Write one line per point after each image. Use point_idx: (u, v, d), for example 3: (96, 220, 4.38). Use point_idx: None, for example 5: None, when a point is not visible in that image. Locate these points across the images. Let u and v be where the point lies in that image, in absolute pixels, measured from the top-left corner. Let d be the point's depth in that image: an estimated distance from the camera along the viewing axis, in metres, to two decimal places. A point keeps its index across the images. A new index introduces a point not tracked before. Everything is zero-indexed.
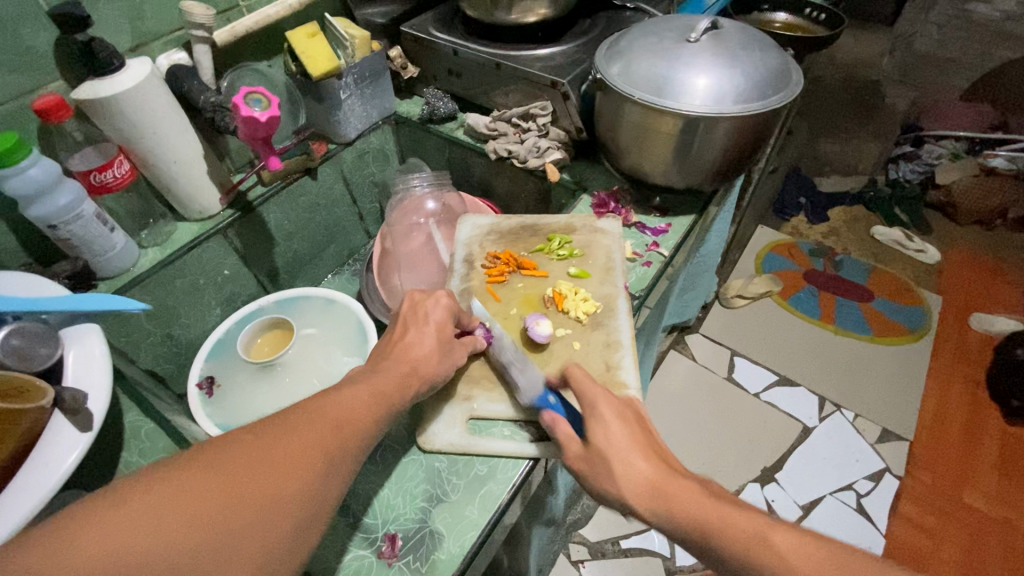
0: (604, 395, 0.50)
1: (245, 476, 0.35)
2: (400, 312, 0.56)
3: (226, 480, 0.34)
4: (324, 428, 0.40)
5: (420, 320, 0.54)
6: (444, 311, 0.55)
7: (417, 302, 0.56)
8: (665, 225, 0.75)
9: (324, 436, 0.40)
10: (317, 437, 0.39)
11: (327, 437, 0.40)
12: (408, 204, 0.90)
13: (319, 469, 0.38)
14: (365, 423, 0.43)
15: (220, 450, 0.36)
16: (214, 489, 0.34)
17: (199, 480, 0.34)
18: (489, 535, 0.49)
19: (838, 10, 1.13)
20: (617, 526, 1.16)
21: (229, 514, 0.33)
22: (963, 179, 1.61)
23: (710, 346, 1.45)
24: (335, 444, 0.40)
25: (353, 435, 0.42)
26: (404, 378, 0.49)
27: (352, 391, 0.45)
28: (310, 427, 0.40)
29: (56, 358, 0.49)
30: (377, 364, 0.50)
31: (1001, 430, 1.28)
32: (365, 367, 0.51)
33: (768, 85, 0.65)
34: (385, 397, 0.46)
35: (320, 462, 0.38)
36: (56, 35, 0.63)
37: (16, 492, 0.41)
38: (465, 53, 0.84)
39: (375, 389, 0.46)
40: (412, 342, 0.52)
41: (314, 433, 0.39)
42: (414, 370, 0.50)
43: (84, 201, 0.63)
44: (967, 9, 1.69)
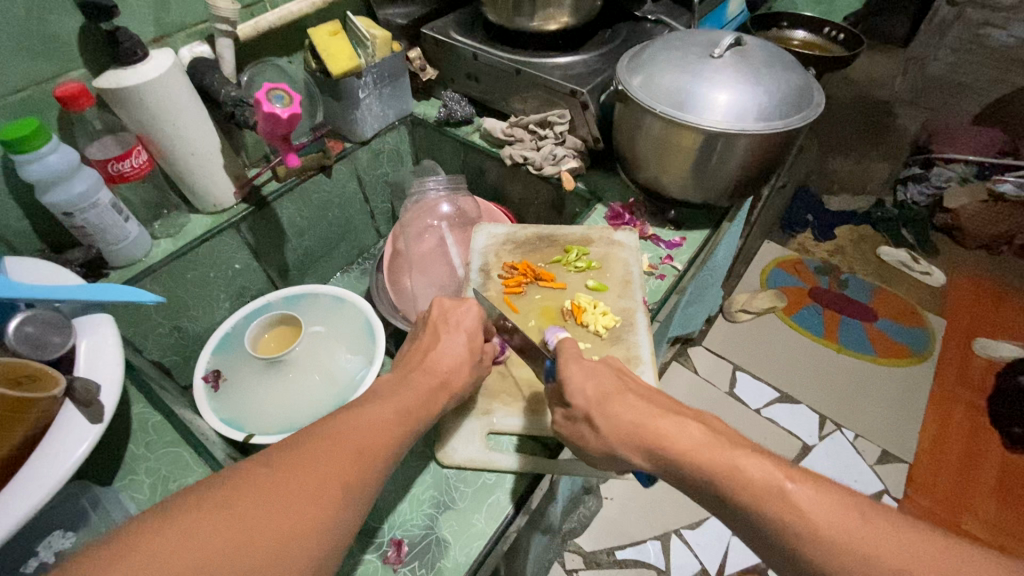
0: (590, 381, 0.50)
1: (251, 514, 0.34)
2: (430, 317, 0.56)
3: (232, 518, 0.34)
4: (346, 449, 0.40)
5: (451, 327, 0.55)
6: (475, 317, 0.56)
7: (448, 309, 0.56)
8: (679, 239, 0.75)
9: (345, 460, 0.39)
10: (336, 465, 0.39)
11: (349, 462, 0.39)
12: (422, 206, 0.89)
13: (340, 499, 0.37)
14: (391, 438, 0.43)
15: (230, 488, 0.36)
16: (220, 529, 0.33)
17: (216, 517, 0.33)
18: (496, 545, 0.49)
19: (857, 31, 1.13)
20: (613, 537, 1.15)
21: (240, 560, 0.32)
22: (971, 205, 1.62)
23: (712, 360, 1.45)
24: (356, 471, 0.39)
25: (374, 453, 0.41)
26: (433, 391, 0.49)
27: (377, 407, 0.45)
28: (328, 454, 0.39)
29: (69, 348, 0.49)
30: (406, 377, 0.50)
31: (1001, 457, 1.28)
32: (390, 380, 0.50)
33: (790, 103, 0.65)
34: (410, 415, 0.46)
35: (341, 493, 0.38)
36: (81, 22, 0.63)
37: (24, 481, 0.41)
38: (485, 57, 0.84)
39: (400, 407, 0.45)
40: (443, 349, 0.52)
41: (334, 460, 0.39)
42: (444, 386, 0.50)
43: (99, 189, 0.62)
44: (982, 33, 1.57)
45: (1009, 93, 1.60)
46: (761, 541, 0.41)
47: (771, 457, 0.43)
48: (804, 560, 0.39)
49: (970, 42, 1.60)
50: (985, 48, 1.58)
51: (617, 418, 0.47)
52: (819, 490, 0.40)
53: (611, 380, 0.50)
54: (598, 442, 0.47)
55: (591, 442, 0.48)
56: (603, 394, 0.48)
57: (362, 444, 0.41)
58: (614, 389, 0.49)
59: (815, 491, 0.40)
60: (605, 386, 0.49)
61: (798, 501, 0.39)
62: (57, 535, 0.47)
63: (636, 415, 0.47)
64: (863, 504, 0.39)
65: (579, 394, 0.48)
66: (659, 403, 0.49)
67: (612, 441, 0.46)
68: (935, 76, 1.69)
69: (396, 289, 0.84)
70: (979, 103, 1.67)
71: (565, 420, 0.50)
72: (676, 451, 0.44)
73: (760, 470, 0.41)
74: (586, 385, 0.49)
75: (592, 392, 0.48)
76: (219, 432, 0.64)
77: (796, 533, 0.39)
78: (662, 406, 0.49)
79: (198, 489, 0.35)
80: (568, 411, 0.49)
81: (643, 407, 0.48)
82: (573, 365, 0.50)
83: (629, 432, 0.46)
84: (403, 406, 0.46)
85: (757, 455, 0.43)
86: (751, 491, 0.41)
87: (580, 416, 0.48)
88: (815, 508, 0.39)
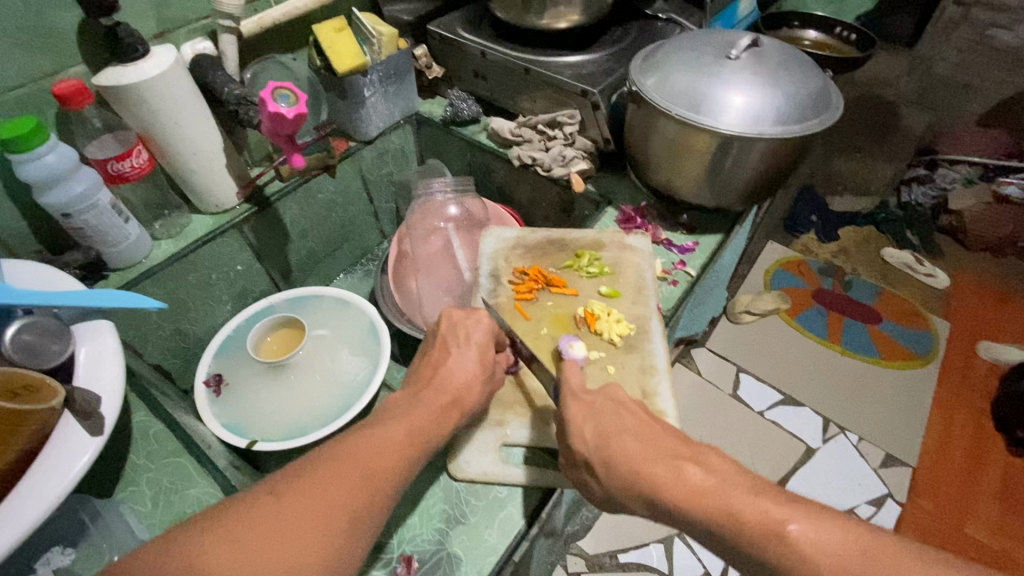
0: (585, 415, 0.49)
1: (256, 543, 0.34)
2: (439, 328, 0.55)
3: (236, 546, 0.33)
4: (354, 473, 0.39)
5: (461, 338, 0.53)
6: (484, 330, 0.54)
7: (457, 320, 0.55)
8: (693, 244, 0.74)
9: (353, 486, 0.38)
10: (344, 492, 0.38)
11: (356, 488, 0.38)
12: (428, 207, 0.87)
13: (346, 529, 0.36)
14: (401, 459, 0.42)
15: (237, 515, 0.35)
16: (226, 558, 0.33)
17: (221, 552, 0.33)
18: (508, 559, 0.49)
19: (870, 31, 1.12)
20: (616, 540, 1.15)
21: None
22: (977, 206, 1.60)
23: (716, 361, 1.44)
24: (363, 498, 0.38)
25: (383, 477, 0.40)
26: (444, 408, 0.48)
27: (388, 427, 0.44)
28: (338, 477, 0.38)
29: (68, 355, 0.47)
30: (417, 395, 0.49)
31: (1005, 460, 1.27)
32: (402, 396, 0.49)
33: (808, 106, 0.63)
34: (422, 434, 0.45)
35: (348, 522, 0.37)
36: (80, 17, 0.61)
37: (22, 496, 0.39)
38: (493, 55, 0.82)
39: (412, 426, 0.44)
40: (453, 363, 0.51)
41: (341, 486, 0.38)
42: (455, 402, 0.49)
43: (99, 190, 0.61)
44: (988, 34, 1.55)
45: (1013, 96, 1.57)
46: None
47: (772, 495, 0.41)
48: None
49: (978, 42, 1.58)
50: (992, 49, 1.57)
51: (615, 464, 0.46)
52: (819, 528, 0.39)
53: (610, 419, 0.49)
54: (599, 488, 0.47)
55: (593, 487, 0.48)
56: (601, 436, 0.48)
57: (373, 467, 0.40)
58: (612, 430, 0.48)
59: (817, 530, 0.39)
60: (604, 428, 0.48)
61: (802, 547, 0.38)
62: (56, 550, 0.46)
63: (633, 462, 0.45)
64: (866, 541, 0.38)
65: (578, 436, 0.48)
66: (657, 443, 0.47)
67: (612, 488, 0.46)
68: (943, 77, 1.67)
69: (402, 291, 0.82)
70: (985, 103, 1.63)
71: (568, 465, 0.50)
72: (675, 500, 0.42)
73: (758, 513, 0.40)
74: (585, 427, 0.48)
75: (590, 434, 0.48)
76: (222, 440, 0.63)
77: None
78: (660, 447, 0.46)
79: (203, 521, 0.35)
80: (570, 454, 0.49)
81: (639, 449, 0.46)
82: (572, 404, 0.50)
83: (629, 481, 0.45)
84: (415, 424, 0.45)
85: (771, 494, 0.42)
86: (752, 538, 0.39)
87: (581, 461, 0.48)
88: (820, 553, 0.38)
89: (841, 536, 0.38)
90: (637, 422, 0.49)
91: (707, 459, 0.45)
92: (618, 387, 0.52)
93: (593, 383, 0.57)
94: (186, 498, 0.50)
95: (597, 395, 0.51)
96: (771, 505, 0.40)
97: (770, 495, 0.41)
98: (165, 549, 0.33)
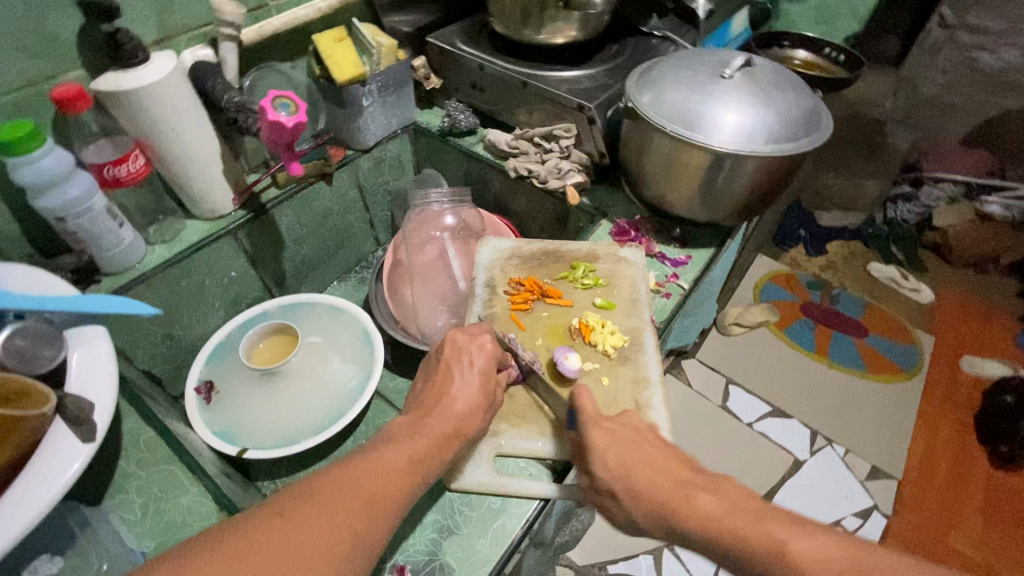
0: (599, 434, 0.50)
1: (256, 555, 0.34)
2: (441, 354, 0.55)
3: (238, 560, 0.34)
4: (353, 498, 0.39)
5: (465, 364, 0.53)
6: (488, 356, 0.54)
7: (462, 344, 0.54)
8: (685, 257, 0.75)
9: (354, 511, 0.39)
10: (343, 518, 0.38)
11: (359, 513, 0.39)
12: (424, 216, 0.88)
13: (347, 554, 0.36)
14: (403, 487, 0.42)
15: (239, 535, 0.35)
16: (227, 570, 0.33)
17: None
18: (501, 570, 0.49)
19: (858, 53, 1.15)
20: (605, 551, 1.15)
21: None
22: (960, 223, 1.64)
23: (706, 372, 1.45)
24: (365, 523, 0.38)
25: (381, 504, 0.40)
26: (445, 438, 0.48)
27: (391, 451, 0.44)
28: (340, 499, 0.39)
29: (59, 362, 0.47)
30: (422, 423, 0.49)
31: (988, 474, 1.29)
32: (405, 421, 0.49)
33: (799, 126, 0.65)
34: (423, 461, 0.45)
35: (349, 547, 0.37)
36: (80, 22, 0.61)
37: (12, 502, 0.39)
38: (491, 68, 0.84)
39: (414, 454, 0.45)
40: (456, 390, 0.51)
41: (344, 513, 0.38)
42: (456, 431, 0.49)
43: (95, 194, 0.60)
44: (972, 56, 1.56)
45: (997, 116, 1.61)
46: None
47: (805, 524, 0.42)
48: None
49: (963, 64, 1.58)
50: (976, 71, 1.58)
51: (639, 493, 0.46)
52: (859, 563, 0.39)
53: (631, 448, 0.49)
54: (623, 516, 0.48)
55: (618, 515, 0.48)
56: (623, 464, 0.48)
57: (373, 489, 0.41)
58: (633, 459, 0.48)
59: (851, 561, 0.39)
60: (625, 456, 0.48)
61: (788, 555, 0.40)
62: (43, 559, 0.44)
63: (658, 494, 0.46)
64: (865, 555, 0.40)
65: (600, 463, 0.48)
66: (676, 473, 0.47)
67: (634, 515, 0.46)
68: (927, 97, 1.68)
69: (396, 299, 0.83)
70: (968, 124, 1.67)
71: (589, 489, 0.50)
72: (695, 531, 0.43)
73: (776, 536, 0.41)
74: (608, 454, 0.49)
75: (613, 463, 0.48)
76: (212, 448, 0.62)
77: None
78: (683, 478, 0.47)
79: (206, 543, 0.35)
80: (592, 481, 0.49)
81: (664, 481, 0.47)
82: (594, 432, 0.50)
83: (654, 510, 0.45)
84: (417, 453, 0.45)
85: (793, 521, 0.42)
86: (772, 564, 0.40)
87: (604, 489, 0.48)
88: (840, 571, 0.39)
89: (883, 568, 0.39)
90: (658, 453, 0.49)
91: (722, 488, 0.46)
92: (638, 416, 0.53)
93: (607, 403, 0.57)
94: (176, 506, 0.50)
95: (617, 422, 0.51)
96: (807, 537, 0.41)
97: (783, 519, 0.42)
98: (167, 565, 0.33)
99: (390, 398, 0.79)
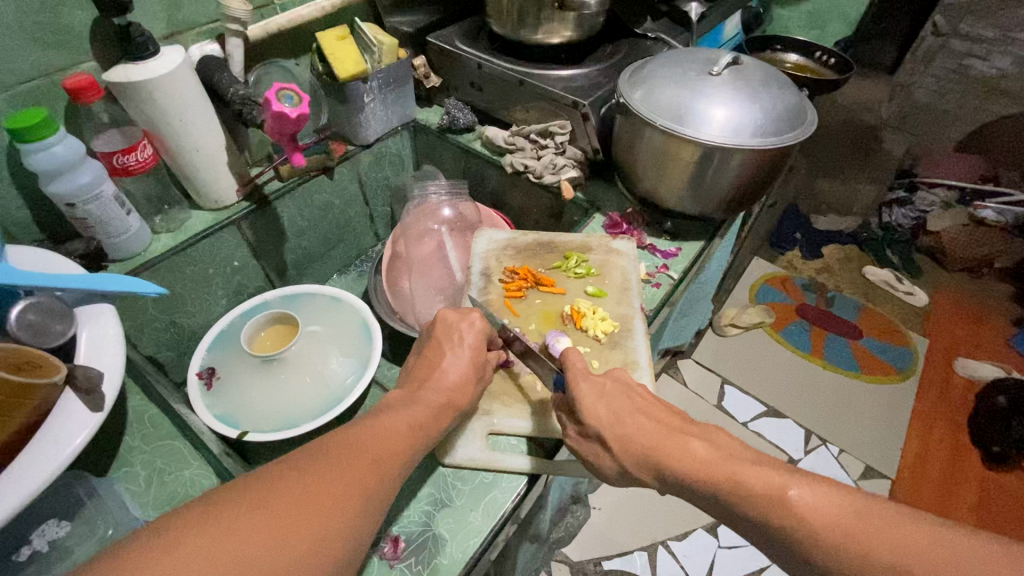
0: (586, 381, 0.52)
1: (261, 501, 0.36)
2: (433, 331, 0.56)
3: (247, 506, 0.35)
4: (353, 456, 0.41)
5: (455, 341, 0.55)
6: (478, 334, 0.56)
7: (452, 323, 0.56)
8: (675, 249, 0.77)
9: (354, 471, 0.40)
10: (343, 475, 0.39)
11: (360, 472, 0.40)
12: (423, 210, 0.91)
13: (345, 509, 0.38)
14: (398, 456, 0.44)
15: (243, 486, 0.37)
16: (235, 515, 0.34)
17: (244, 519, 0.34)
18: (491, 542, 0.51)
19: (848, 56, 1.18)
20: (600, 547, 1.15)
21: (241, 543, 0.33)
22: (954, 228, 1.65)
23: (701, 372, 1.47)
24: (369, 487, 0.40)
25: (380, 466, 0.42)
26: (437, 414, 0.49)
27: (392, 419, 0.46)
28: (342, 460, 0.40)
29: (69, 336, 0.49)
30: (415, 394, 0.50)
31: (982, 474, 1.31)
32: (401, 394, 0.51)
33: (784, 122, 0.67)
34: (421, 431, 0.47)
35: (354, 508, 0.38)
36: (94, 16, 0.63)
37: (21, 466, 0.41)
38: (489, 67, 0.86)
39: (413, 422, 0.47)
40: (448, 363, 0.53)
41: (347, 472, 0.40)
42: (446, 409, 0.50)
43: (104, 182, 0.63)
44: (965, 64, 1.61)
45: (991, 122, 1.64)
46: (784, 549, 0.42)
47: (771, 464, 0.44)
48: (812, 543, 0.40)
49: (955, 71, 1.63)
50: (968, 77, 1.62)
51: (630, 440, 0.48)
52: (820, 494, 0.41)
53: (622, 400, 0.51)
54: (612, 464, 0.49)
55: (606, 464, 0.50)
56: (614, 413, 0.50)
57: (371, 454, 0.42)
58: (624, 409, 0.50)
59: (817, 495, 0.41)
60: (616, 406, 0.51)
61: (758, 499, 0.42)
62: (52, 523, 0.46)
63: (646, 441, 0.48)
64: (860, 502, 0.41)
65: (591, 414, 0.50)
66: (668, 423, 0.50)
67: (624, 463, 0.48)
68: (922, 104, 1.74)
69: (394, 291, 0.86)
70: (962, 130, 1.71)
71: (579, 437, 0.52)
72: (683, 470, 0.46)
73: (761, 480, 0.43)
74: (598, 405, 0.50)
75: (604, 413, 0.50)
76: (212, 429, 0.64)
77: (809, 540, 0.40)
78: (670, 426, 0.49)
79: (222, 492, 0.36)
80: (582, 429, 0.51)
81: (653, 429, 0.49)
82: (584, 384, 0.52)
83: (643, 455, 0.48)
84: (416, 421, 0.47)
85: (762, 464, 0.44)
86: (757, 502, 0.42)
87: (593, 436, 0.50)
88: (816, 514, 0.40)
89: (845, 502, 0.41)
90: (629, 406, 0.51)
91: (715, 438, 0.48)
92: (625, 371, 0.55)
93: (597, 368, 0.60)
94: (179, 479, 0.52)
95: (605, 376, 0.53)
96: (771, 473, 0.43)
97: (772, 466, 0.44)
98: (181, 513, 0.34)
99: (387, 387, 0.81)
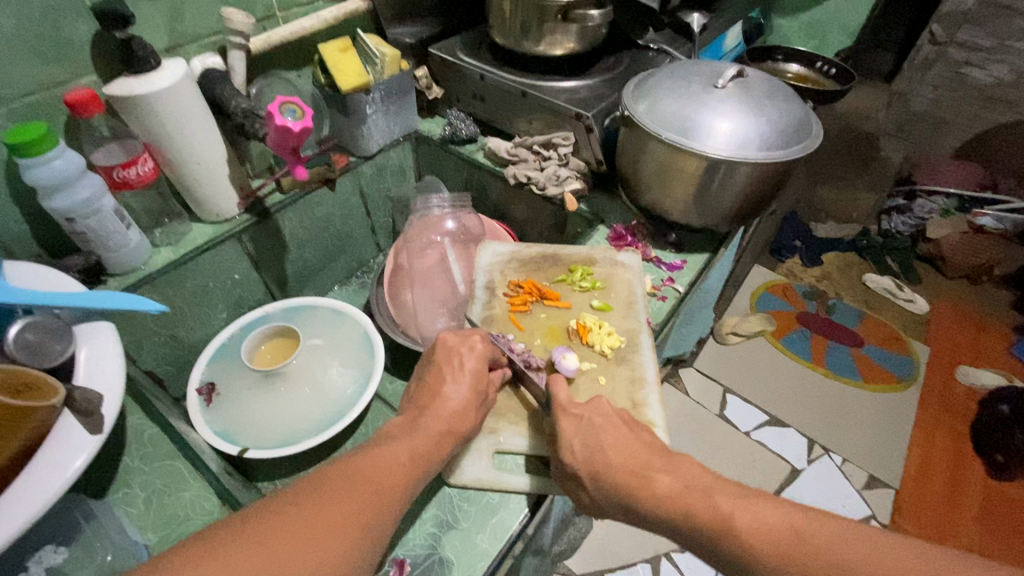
0: (564, 416, 0.52)
1: (263, 533, 0.35)
2: (432, 354, 0.56)
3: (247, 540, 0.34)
4: (356, 484, 0.40)
5: (455, 366, 0.54)
6: (478, 358, 0.55)
7: (451, 346, 0.56)
8: (681, 261, 0.77)
9: (358, 498, 0.39)
10: (345, 504, 0.39)
11: (363, 500, 0.39)
12: (426, 222, 0.89)
13: (347, 538, 0.37)
14: (403, 480, 0.43)
15: (246, 517, 0.36)
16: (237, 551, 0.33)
17: (244, 554, 0.33)
18: (498, 565, 0.50)
19: (848, 66, 1.18)
20: (603, 559, 1.14)
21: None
22: (954, 235, 1.64)
23: (703, 381, 1.46)
24: (373, 514, 0.39)
25: (383, 492, 0.41)
26: (440, 435, 0.49)
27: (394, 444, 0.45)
28: (344, 488, 0.40)
29: (68, 356, 0.48)
30: (416, 420, 0.50)
31: (985, 483, 1.29)
32: (402, 421, 0.50)
33: (790, 135, 0.67)
34: (424, 456, 0.46)
35: (358, 537, 0.37)
36: (95, 29, 0.63)
37: (17, 492, 0.40)
38: (492, 78, 0.86)
39: (413, 451, 0.46)
40: (448, 389, 0.52)
41: (353, 500, 0.39)
42: (450, 428, 0.50)
43: (103, 196, 0.62)
44: (962, 72, 1.59)
45: (990, 129, 1.64)
46: None
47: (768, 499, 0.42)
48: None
49: (952, 79, 1.61)
50: (966, 85, 1.61)
51: (616, 477, 0.48)
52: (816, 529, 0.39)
53: (603, 433, 0.51)
54: (600, 502, 0.49)
55: (589, 500, 0.50)
56: (595, 449, 0.49)
57: (375, 479, 0.41)
58: (603, 444, 0.50)
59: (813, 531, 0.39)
60: (596, 441, 0.50)
61: (757, 536, 0.40)
62: (48, 549, 0.45)
63: (634, 478, 0.47)
64: (863, 536, 0.38)
65: (568, 449, 0.50)
66: (653, 457, 0.49)
67: (611, 502, 0.48)
68: (919, 111, 1.71)
69: (396, 303, 0.85)
70: (960, 137, 1.70)
71: (565, 475, 0.51)
72: (673, 509, 0.44)
73: (757, 515, 0.41)
74: (576, 440, 0.50)
75: (582, 449, 0.50)
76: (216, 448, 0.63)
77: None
78: (653, 460, 0.48)
79: (228, 525, 0.35)
80: (566, 466, 0.51)
81: (636, 464, 0.48)
82: (563, 419, 0.52)
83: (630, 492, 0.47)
84: (416, 448, 0.46)
85: (759, 498, 0.43)
86: (747, 536, 0.40)
87: (577, 473, 0.50)
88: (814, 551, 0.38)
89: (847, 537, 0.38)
90: (634, 441, 0.50)
91: (708, 471, 0.47)
92: (606, 401, 0.54)
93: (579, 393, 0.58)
94: (179, 501, 0.51)
95: (585, 408, 0.53)
96: (769, 510, 0.41)
97: (770, 501, 0.42)
98: (184, 546, 0.33)
99: (389, 401, 0.80)
